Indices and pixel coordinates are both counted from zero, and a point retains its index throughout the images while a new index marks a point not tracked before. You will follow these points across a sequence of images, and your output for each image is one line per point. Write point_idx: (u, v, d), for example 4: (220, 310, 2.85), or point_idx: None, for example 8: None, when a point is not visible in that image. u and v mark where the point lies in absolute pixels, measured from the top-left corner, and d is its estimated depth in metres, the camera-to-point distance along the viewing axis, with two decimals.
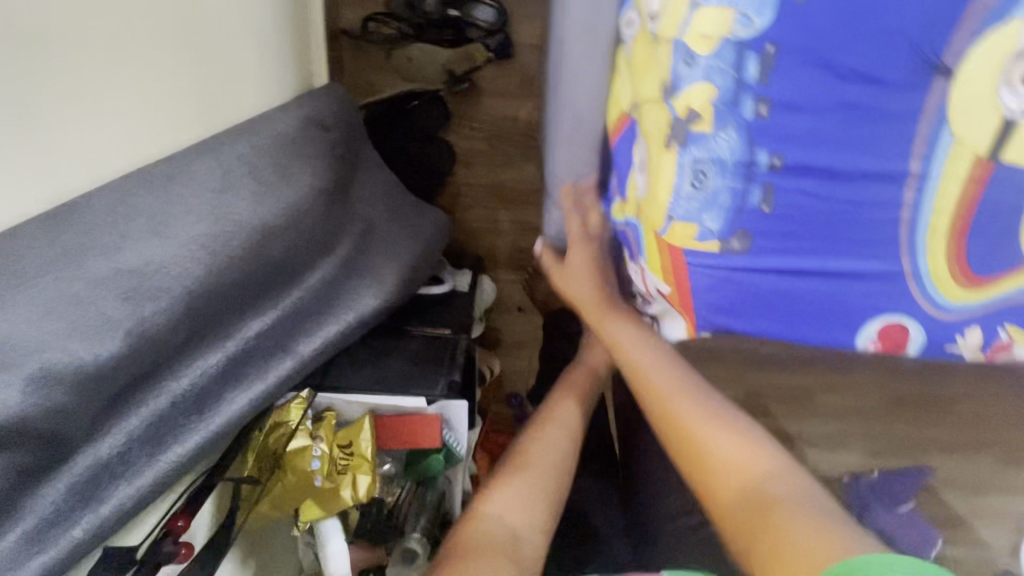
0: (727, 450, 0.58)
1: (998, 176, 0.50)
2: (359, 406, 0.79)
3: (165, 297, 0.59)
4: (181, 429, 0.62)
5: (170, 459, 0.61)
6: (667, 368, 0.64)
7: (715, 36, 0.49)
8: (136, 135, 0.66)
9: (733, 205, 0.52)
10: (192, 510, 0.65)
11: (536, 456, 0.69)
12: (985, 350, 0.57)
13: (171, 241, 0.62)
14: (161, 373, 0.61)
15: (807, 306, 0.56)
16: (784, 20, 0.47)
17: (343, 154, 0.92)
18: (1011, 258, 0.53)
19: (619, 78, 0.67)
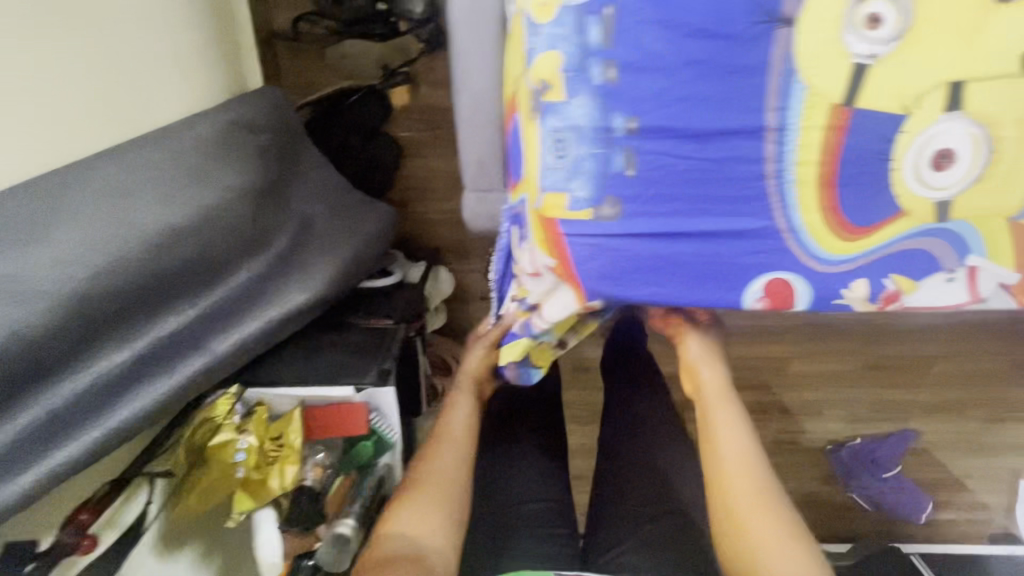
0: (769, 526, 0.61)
1: (858, 122, 0.49)
2: (290, 399, 0.81)
3: (53, 297, 0.58)
4: (79, 427, 0.61)
5: (64, 457, 0.59)
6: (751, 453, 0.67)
7: (552, 5, 0.50)
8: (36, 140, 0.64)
9: (598, 172, 0.52)
10: (99, 504, 0.63)
11: (432, 475, 0.71)
12: (874, 301, 0.57)
13: (52, 245, 0.60)
14: (52, 371, 0.59)
15: (688, 269, 0.56)
16: None
17: (283, 156, 0.96)
18: (886, 206, 0.53)
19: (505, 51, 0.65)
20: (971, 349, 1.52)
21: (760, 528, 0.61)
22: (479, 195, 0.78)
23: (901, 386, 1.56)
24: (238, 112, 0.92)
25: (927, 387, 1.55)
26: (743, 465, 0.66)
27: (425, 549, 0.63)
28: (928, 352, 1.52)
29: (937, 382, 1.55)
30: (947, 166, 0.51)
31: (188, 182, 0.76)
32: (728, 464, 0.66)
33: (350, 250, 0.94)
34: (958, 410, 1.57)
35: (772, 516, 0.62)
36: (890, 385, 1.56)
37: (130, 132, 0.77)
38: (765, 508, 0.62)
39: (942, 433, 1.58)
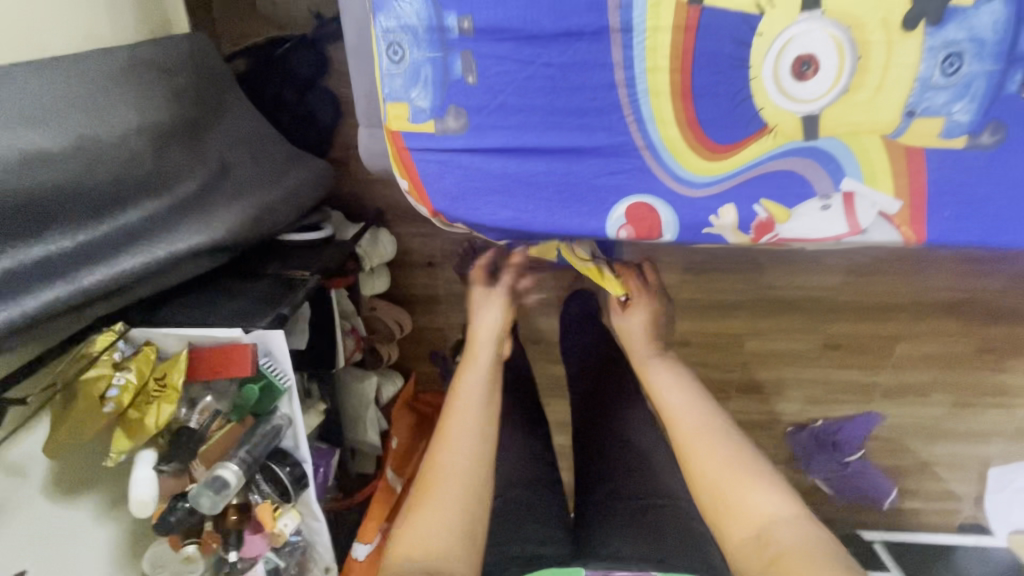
0: (763, 498, 0.60)
1: (707, 22, 0.46)
2: (175, 338, 0.78)
3: None
4: None
5: None
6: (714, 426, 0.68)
7: None
8: None
9: (437, 79, 0.50)
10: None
11: (440, 471, 0.63)
12: (747, 231, 0.53)
13: None
14: None
15: (544, 193, 0.53)
16: None
17: (202, 102, 0.93)
18: (750, 120, 0.49)
19: None
20: (942, 330, 1.44)
21: (722, 465, 0.63)
22: (372, 132, 0.75)
23: (866, 368, 1.50)
24: (149, 51, 0.89)
25: (894, 369, 1.48)
26: (692, 418, 0.70)
27: (443, 563, 0.55)
28: (893, 333, 1.44)
29: (904, 364, 1.48)
30: (809, 75, 0.47)
31: (71, 110, 0.74)
32: (685, 419, 0.70)
33: (265, 198, 0.92)
34: (925, 393, 1.51)
35: (735, 456, 0.64)
36: (854, 367, 1.49)
37: (26, 55, 0.76)
38: (720, 445, 0.66)
39: (906, 415, 1.53)
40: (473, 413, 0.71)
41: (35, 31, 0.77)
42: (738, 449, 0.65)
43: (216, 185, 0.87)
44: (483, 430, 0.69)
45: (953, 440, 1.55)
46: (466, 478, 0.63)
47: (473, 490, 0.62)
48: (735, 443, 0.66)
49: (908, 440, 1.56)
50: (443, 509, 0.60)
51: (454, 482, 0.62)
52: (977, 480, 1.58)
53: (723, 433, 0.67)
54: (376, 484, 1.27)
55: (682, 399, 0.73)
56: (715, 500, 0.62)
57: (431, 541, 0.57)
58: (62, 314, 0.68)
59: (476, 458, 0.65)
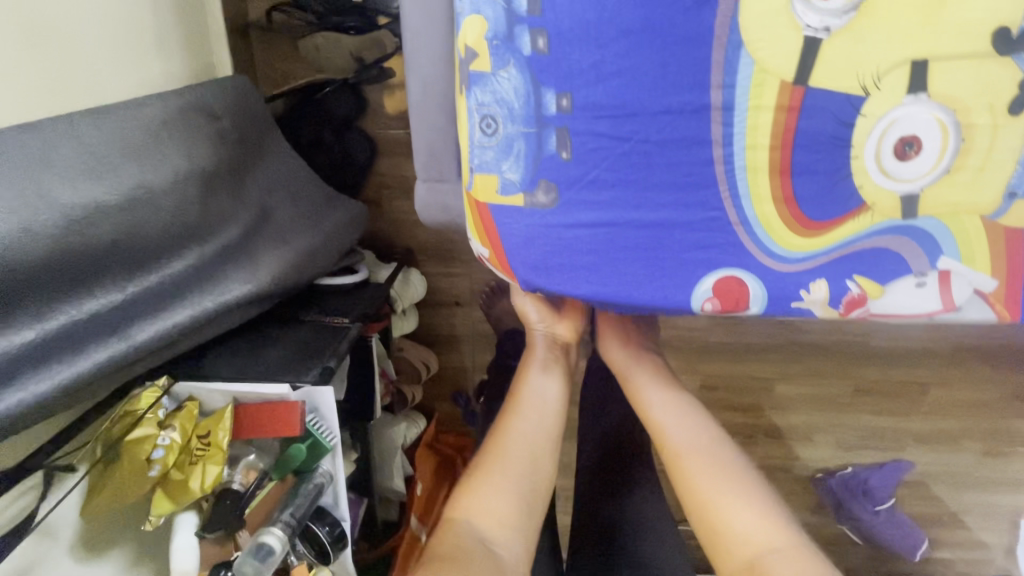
0: (744, 516, 0.66)
1: (811, 102, 0.45)
2: (220, 394, 0.75)
3: None
4: None
5: None
6: (693, 430, 0.77)
7: None
8: None
9: (530, 153, 0.49)
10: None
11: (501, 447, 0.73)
12: (837, 306, 0.51)
13: None
14: None
15: (632, 265, 0.51)
16: None
17: (245, 142, 0.92)
18: (848, 199, 0.48)
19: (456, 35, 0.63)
20: (972, 378, 1.42)
21: (710, 488, 0.69)
22: (430, 185, 0.74)
23: (894, 414, 1.47)
24: (198, 96, 0.87)
25: (922, 415, 1.46)
26: (685, 429, 0.77)
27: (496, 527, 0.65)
28: (922, 380, 1.42)
29: (933, 410, 1.46)
30: (913, 155, 0.46)
31: (124, 158, 0.71)
32: (675, 424, 0.78)
33: (304, 243, 0.90)
34: (953, 441, 1.48)
35: (715, 458, 0.73)
36: (883, 413, 1.47)
37: (83, 102, 0.75)
38: (704, 449, 0.74)
39: (934, 463, 1.50)
40: (539, 397, 0.80)
41: (83, 78, 0.75)
42: (721, 469, 0.72)
43: (258, 230, 0.86)
44: (545, 422, 0.77)
45: (983, 488, 1.51)
46: (529, 466, 0.72)
47: (530, 474, 0.71)
48: (720, 469, 0.72)
49: (937, 488, 1.53)
50: (502, 493, 0.68)
51: (512, 469, 0.71)
52: (1008, 529, 1.55)
53: (708, 450, 0.74)
54: (403, 532, 1.24)
55: (676, 416, 0.79)
56: (705, 517, 0.68)
57: (488, 520, 0.66)
58: (109, 375, 0.65)
59: (538, 451, 0.74)
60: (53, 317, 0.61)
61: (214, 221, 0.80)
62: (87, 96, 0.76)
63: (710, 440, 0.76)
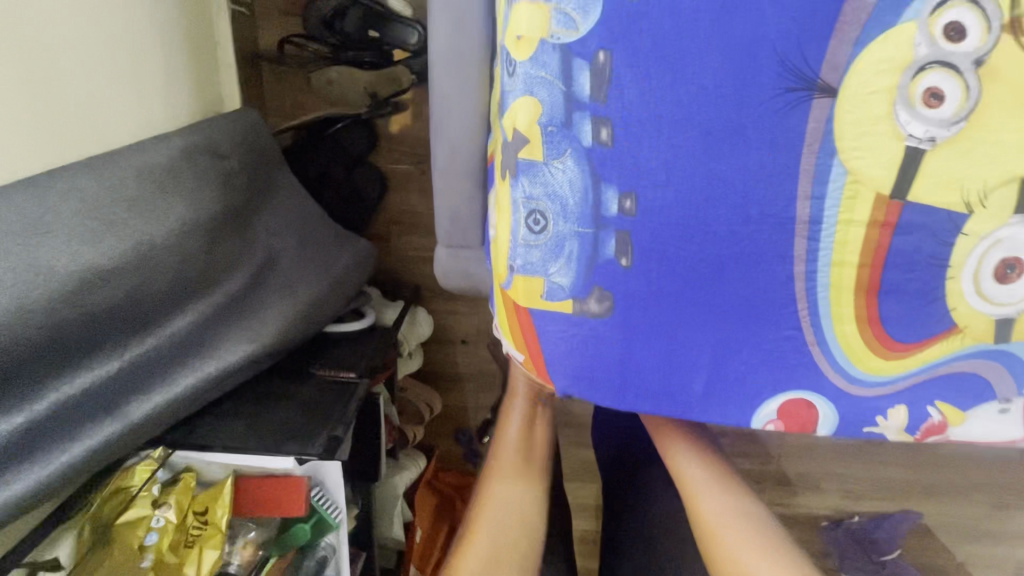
0: None
1: (908, 219, 0.42)
2: (221, 466, 0.70)
3: None
4: None
5: None
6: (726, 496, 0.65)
7: (532, 38, 0.43)
8: None
9: (585, 255, 0.45)
10: None
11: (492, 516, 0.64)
12: (914, 433, 0.48)
13: None
14: None
15: (688, 382, 0.47)
16: (611, 26, 0.41)
17: (254, 175, 0.87)
18: (938, 321, 0.44)
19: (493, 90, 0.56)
20: None
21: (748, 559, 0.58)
22: (452, 251, 0.70)
23: (913, 466, 1.39)
24: (201, 132, 0.81)
25: (944, 468, 1.37)
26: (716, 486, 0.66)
27: None
28: None
29: (954, 462, 1.37)
30: (1015, 277, 0.42)
31: (127, 213, 0.66)
32: (706, 488, 0.66)
33: (313, 291, 0.84)
34: (975, 497, 1.38)
35: (756, 529, 0.61)
36: (898, 464, 1.38)
37: (87, 147, 0.71)
38: (743, 517, 0.62)
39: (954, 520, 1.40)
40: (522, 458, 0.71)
41: (70, 127, 0.68)
42: (761, 539, 0.60)
43: (261, 281, 0.80)
44: (531, 488, 0.68)
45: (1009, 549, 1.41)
46: (518, 521, 0.64)
47: (518, 544, 0.63)
48: (764, 536, 0.60)
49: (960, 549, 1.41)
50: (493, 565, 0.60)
51: (505, 529, 0.63)
52: None
53: (747, 517, 0.62)
54: None
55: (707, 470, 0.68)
56: None
57: None
58: (102, 458, 0.60)
59: (528, 505, 0.66)
60: (44, 396, 0.56)
61: (219, 272, 0.75)
62: (63, 150, 0.67)
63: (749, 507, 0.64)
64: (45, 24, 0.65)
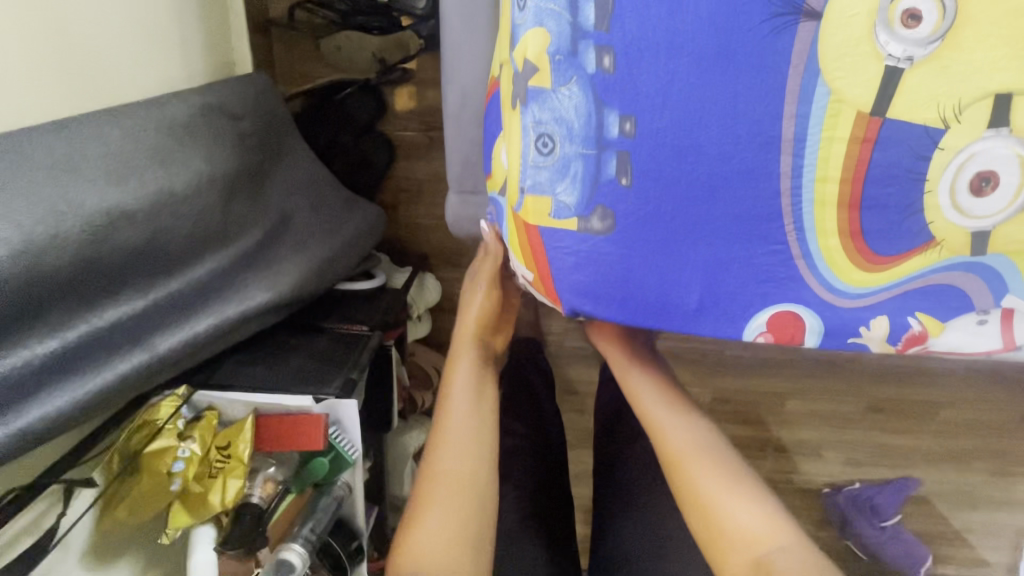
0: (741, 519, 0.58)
1: (887, 135, 0.43)
2: (242, 405, 0.73)
3: None
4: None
5: None
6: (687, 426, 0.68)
7: None
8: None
9: (588, 175, 0.48)
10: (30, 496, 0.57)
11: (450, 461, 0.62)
12: (895, 343, 0.51)
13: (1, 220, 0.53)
14: None
15: (685, 295, 0.50)
16: None
17: (270, 132, 0.88)
18: (916, 234, 0.46)
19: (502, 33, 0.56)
20: (1002, 401, 1.31)
21: (708, 484, 0.61)
22: (463, 198, 0.74)
23: (920, 437, 1.36)
24: (215, 91, 0.82)
25: (951, 439, 1.34)
26: (679, 426, 0.68)
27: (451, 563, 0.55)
28: (950, 402, 1.32)
29: (959, 433, 1.34)
30: (988, 191, 0.44)
31: (148, 160, 0.69)
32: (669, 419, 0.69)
33: (326, 248, 0.86)
34: (981, 468, 1.35)
35: (709, 455, 0.64)
36: (902, 434, 1.35)
37: (109, 99, 0.73)
38: (697, 446, 0.65)
39: (960, 491, 1.37)
40: (471, 388, 0.69)
41: (94, 79, 0.71)
42: (717, 462, 0.64)
43: (278, 236, 0.82)
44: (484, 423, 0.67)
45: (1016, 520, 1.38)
46: (476, 452, 0.64)
47: (478, 484, 0.61)
48: (720, 462, 0.64)
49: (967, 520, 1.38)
50: (456, 506, 0.59)
51: (461, 484, 0.60)
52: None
53: (704, 447, 0.65)
54: None
55: (671, 413, 0.70)
56: (704, 517, 0.60)
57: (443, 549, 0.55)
58: (126, 389, 0.63)
59: (482, 438, 0.65)
60: (75, 326, 0.60)
61: (237, 222, 0.77)
62: (67, 101, 0.67)
63: (702, 430, 0.68)
64: None
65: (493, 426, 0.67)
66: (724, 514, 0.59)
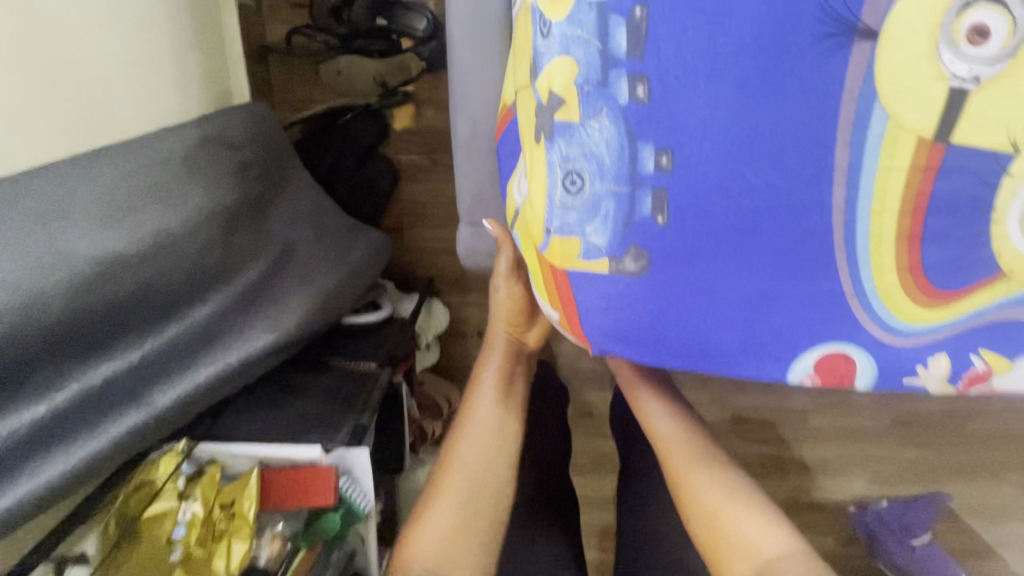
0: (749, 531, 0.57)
1: (951, 162, 0.40)
2: (245, 457, 0.69)
3: None
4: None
5: None
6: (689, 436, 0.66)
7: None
8: None
9: (621, 214, 0.44)
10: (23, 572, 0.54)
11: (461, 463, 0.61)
12: (955, 382, 0.46)
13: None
14: None
15: (726, 339, 0.45)
16: None
17: (269, 161, 0.84)
18: (981, 267, 0.42)
19: (517, 58, 0.52)
20: None
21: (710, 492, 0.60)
22: (476, 229, 0.71)
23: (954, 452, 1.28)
24: (213, 122, 0.78)
25: (988, 454, 1.27)
26: (696, 460, 0.63)
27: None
28: (984, 415, 1.25)
29: (997, 447, 1.26)
30: None
31: (142, 199, 0.64)
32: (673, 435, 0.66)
33: (332, 282, 0.81)
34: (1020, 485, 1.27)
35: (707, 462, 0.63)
36: (935, 450, 1.28)
37: (104, 136, 0.70)
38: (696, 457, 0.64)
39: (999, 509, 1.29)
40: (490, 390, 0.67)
41: (86, 117, 0.67)
42: (716, 469, 0.62)
43: (280, 269, 0.77)
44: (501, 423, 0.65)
45: None
46: (493, 455, 0.63)
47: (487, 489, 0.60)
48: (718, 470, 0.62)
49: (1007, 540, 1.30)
50: (463, 514, 0.58)
51: (471, 486, 0.60)
52: None
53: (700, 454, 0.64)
54: None
55: (680, 435, 0.66)
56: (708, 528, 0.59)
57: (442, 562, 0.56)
58: (123, 449, 0.59)
59: (496, 442, 0.63)
60: (65, 387, 0.56)
61: (238, 260, 0.73)
62: (60, 142, 0.64)
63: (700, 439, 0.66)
64: (57, 14, 0.64)
65: (512, 428, 0.66)
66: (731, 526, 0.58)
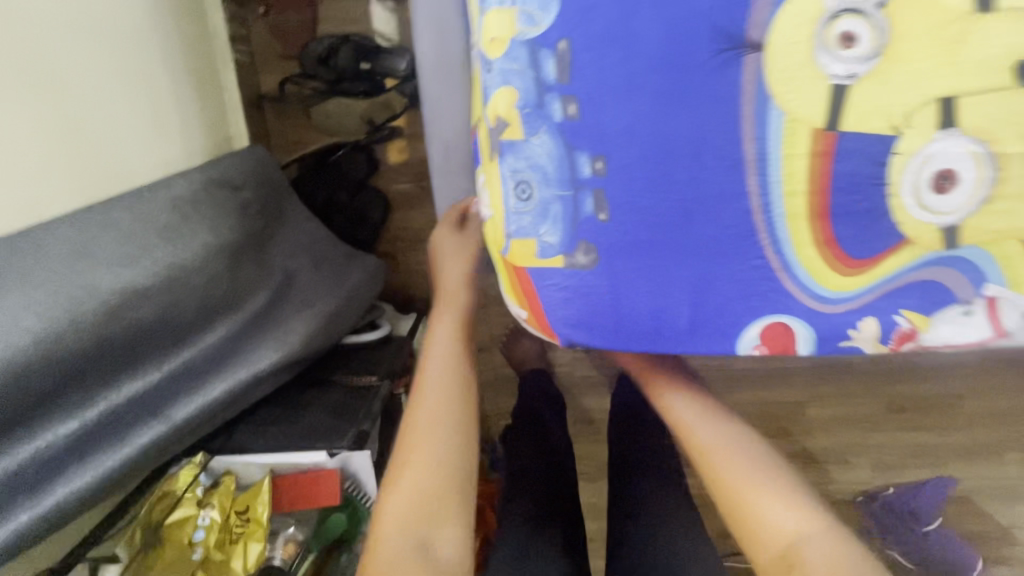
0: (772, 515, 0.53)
1: (845, 147, 0.46)
2: (258, 466, 0.75)
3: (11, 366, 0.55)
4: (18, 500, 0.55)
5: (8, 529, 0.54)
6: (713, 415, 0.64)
7: (503, 37, 0.50)
8: (17, 203, 0.64)
9: (568, 215, 0.51)
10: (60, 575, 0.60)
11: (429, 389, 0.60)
12: (887, 341, 0.52)
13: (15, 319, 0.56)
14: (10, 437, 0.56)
15: (676, 316, 0.51)
16: (568, 16, 0.47)
17: (268, 198, 0.92)
18: (888, 235, 0.48)
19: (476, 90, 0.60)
20: None
21: (732, 474, 0.57)
22: None
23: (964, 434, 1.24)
24: (216, 167, 0.86)
25: None
26: (722, 445, 0.60)
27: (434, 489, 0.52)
28: None
29: None
30: (949, 189, 0.46)
31: (157, 240, 0.72)
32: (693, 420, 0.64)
33: (330, 303, 0.88)
34: None
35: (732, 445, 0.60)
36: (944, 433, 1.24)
37: (119, 184, 0.78)
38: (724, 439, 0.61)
39: None
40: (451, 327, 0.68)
41: (102, 168, 0.76)
42: (743, 454, 0.59)
43: (284, 295, 0.85)
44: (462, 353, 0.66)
45: None
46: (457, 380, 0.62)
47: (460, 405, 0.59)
48: (744, 453, 0.59)
49: None
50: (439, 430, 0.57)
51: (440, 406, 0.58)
52: None
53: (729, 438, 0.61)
54: None
55: (704, 421, 0.63)
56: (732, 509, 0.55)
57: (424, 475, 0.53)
58: (145, 460, 0.65)
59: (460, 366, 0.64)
60: (93, 406, 0.62)
61: (245, 288, 0.80)
62: (82, 192, 0.72)
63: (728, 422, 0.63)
64: (75, 83, 0.73)
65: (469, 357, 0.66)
66: (756, 509, 0.54)
